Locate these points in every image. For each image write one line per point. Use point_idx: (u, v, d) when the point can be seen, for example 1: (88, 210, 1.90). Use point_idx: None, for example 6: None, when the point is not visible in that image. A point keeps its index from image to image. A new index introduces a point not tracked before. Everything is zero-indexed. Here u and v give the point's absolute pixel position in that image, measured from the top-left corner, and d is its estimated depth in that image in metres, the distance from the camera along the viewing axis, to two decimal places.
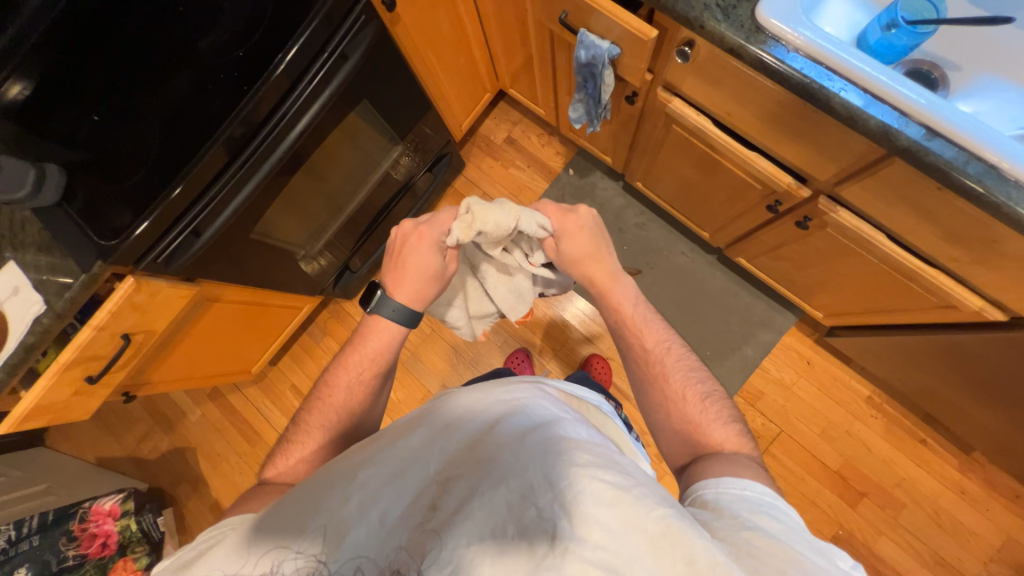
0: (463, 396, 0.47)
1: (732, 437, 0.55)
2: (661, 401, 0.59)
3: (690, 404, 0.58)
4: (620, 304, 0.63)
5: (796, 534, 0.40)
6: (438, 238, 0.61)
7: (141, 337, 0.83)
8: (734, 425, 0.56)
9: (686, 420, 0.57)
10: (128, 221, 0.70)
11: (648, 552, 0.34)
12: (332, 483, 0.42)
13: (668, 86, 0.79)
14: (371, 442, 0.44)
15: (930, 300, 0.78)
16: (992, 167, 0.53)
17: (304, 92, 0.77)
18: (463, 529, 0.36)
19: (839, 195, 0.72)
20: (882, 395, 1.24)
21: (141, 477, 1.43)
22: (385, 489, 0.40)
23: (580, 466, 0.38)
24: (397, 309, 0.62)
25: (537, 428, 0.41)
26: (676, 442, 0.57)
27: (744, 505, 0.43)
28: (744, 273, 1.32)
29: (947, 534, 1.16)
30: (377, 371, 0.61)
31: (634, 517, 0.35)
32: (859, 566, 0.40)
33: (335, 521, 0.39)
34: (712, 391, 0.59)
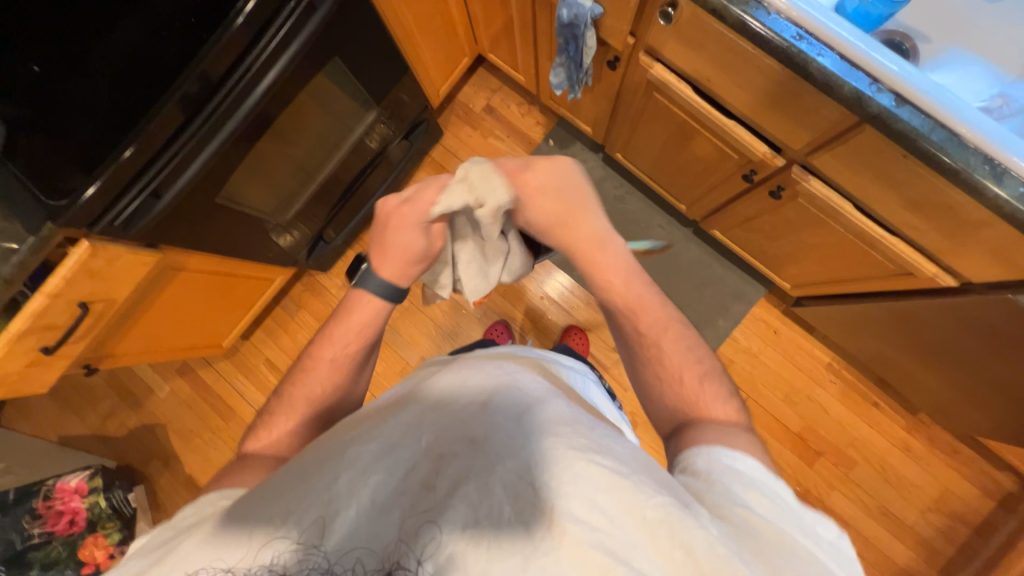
0: (455, 379, 0.46)
1: (728, 412, 0.55)
2: (656, 381, 0.59)
3: (685, 385, 0.57)
4: (609, 280, 0.60)
5: (780, 510, 0.41)
6: (418, 218, 0.61)
7: (100, 306, 0.79)
8: (731, 401, 0.56)
9: (681, 401, 0.56)
10: (78, 181, 0.66)
11: (646, 537, 0.33)
12: (319, 462, 0.38)
13: (650, 50, 0.78)
14: (359, 424, 0.42)
15: (890, 267, 0.82)
16: (954, 135, 0.56)
17: (268, 45, 0.72)
18: (458, 513, 0.34)
19: (811, 164, 0.74)
20: (841, 362, 1.32)
21: (109, 454, 1.39)
22: (376, 465, 0.37)
23: (577, 449, 0.37)
24: (382, 284, 0.61)
25: (532, 409, 0.41)
26: (668, 419, 0.58)
27: (734, 477, 0.44)
28: (718, 246, 1.36)
29: (892, 487, 1.26)
30: (363, 342, 0.60)
31: (632, 503, 0.34)
32: (844, 535, 0.42)
33: (322, 502, 0.35)
34: (709, 368, 0.58)
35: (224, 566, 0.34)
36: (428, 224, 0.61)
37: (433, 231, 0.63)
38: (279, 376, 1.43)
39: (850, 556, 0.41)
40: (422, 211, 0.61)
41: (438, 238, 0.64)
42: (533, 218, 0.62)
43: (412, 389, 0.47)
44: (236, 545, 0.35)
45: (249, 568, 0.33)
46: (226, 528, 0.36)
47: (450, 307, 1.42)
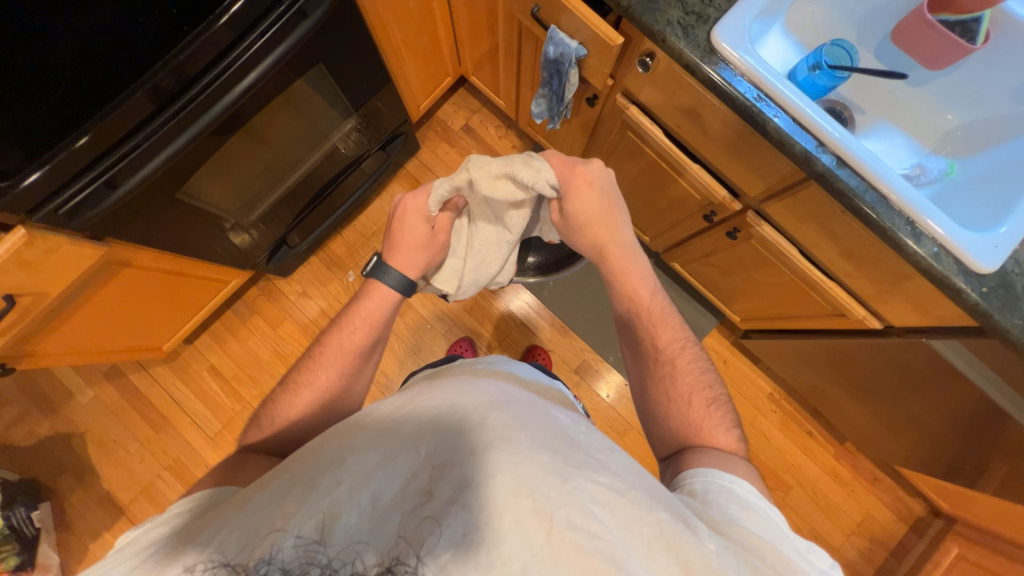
0: (457, 389, 0.47)
1: (731, 442, 0.57)
2: (664, 398, 0.62)
3: (694, 407, 0.60)
4: (637, 291, 0.66)
5: (774, 531, 0.44)
6: (425, 208, 0.63)
7: (30, 300, 0.72)
8: (734, 432, 0.58)
9: (687, 421, 0.59)
10: (18, 165, 0.60)
11: (642, 551, 0.36)
12: (321, 466, 0.39)
13: (627, 93, 0.83)
14: (361, 429, 0.43)
15: (827, 308, 0.90)
16: (883, 197, 0.63)
17: (252, 45, 0.70)
18: (458, 519, 0.35)
19: (764, 210, 0.82)
20: (781, 393, 1.42)
21: (10, 466, 1.23)
22: (377, 471, 0.38)
23: (576, 465, 0.39)
24: (394, 274, 0.63)
25: (534, 422, 0.43)
26: (670, 437, 0.60)
27: (730, 496, 0.47)
28: (676, 277, 1.44)
29: (821, 512, 1.35)
30: (370, 330, 0.62)
31: (629, 518, 0.37)
32: (835, 565, 0.45)
33: (323, 505, 0.36)
34: (717, 396, 0.62)
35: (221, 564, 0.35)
36: (433, 216, 0.64)
37: (438, 223, 0.66)
38: (223, 385, 1.33)
39: None
40: (426, 201, 0.63)
41: (442, 228, 0.67)
42: (574, 211, 0.64)
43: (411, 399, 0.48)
44: (233, 544, 0.36)
45: (251, 565, 0.35)
46: (223, 525, 0.38)
47: (415, 321, 1.40)
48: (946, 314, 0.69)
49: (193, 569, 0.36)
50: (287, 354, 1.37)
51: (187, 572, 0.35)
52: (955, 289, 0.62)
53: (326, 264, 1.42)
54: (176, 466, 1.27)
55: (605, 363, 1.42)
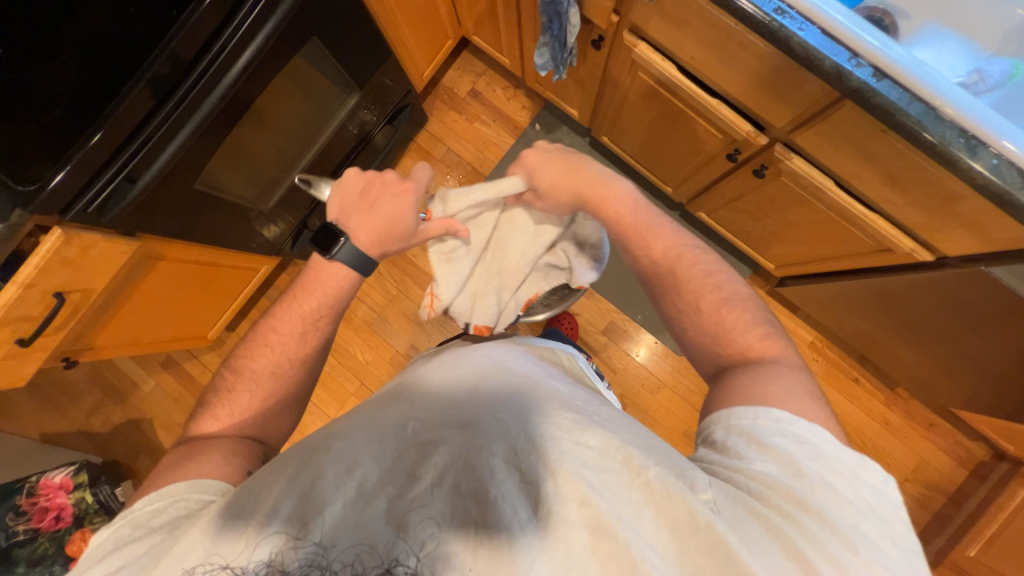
0: (446, 374, 0.50)
1: (760, 341, 0.54)
2: (682, 314, 0.59)
3: (705, 312, 0.57)
4: (615, 210, 0.64)
5: (813, 452, 0.42)
6: (417, 195, 0.64)
7: (78, 297, 0.77)
8: (761, 329, 0.55)
9: (710, 335, 0.57)
10: (46, 168, 0.64)
11: (634, 512, 0.37)
12: (304, 461, 0.40)
13: (634, 28, 0.77)
14: (346, 421, 0.45)
15: (870, 244, 0.84)
16: (931, 109, 0.56)
17: (241, 22, 0.70)
18: (447, 499, 0.37)
19: (793, 141, 0.75)
20: (823, 341, 1.35)
21: (94, 450, 1.37)
22: (362, 457, 0.39)
23: (565, 430, 0.41)
24: (347, 255, 0.62)
25: (518, 396, 0.45)
26: (708, 357, 0.57)
27: (751, 438, 0.44)
28: (704, 229, 1.37)
29: (871, 461, 1.30)
30: (326, 317, 0.63)
31: (619, 479, 0.38)
32: (888, 480, 0.42)
33: (312, 496, 0.37)
34: (732, 294, 0.59)
35: (227, 564, 0.36)
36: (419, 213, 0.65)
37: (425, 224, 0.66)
38: None
39: (894, 497, 0.42)
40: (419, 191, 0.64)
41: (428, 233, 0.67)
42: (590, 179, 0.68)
43: (396, 391, 0.50)
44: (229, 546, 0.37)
45: (247, 568, 0.36)
46: (204, 533, 0.38)
47: None
48: (1008, 235, 0.62)
49: (193, 570, 0.37)
50: None
51: (187, 573, 0.37)
52: (1019, 206, 0.55)
53: None
54: None
55: (633, 323, 1.39)
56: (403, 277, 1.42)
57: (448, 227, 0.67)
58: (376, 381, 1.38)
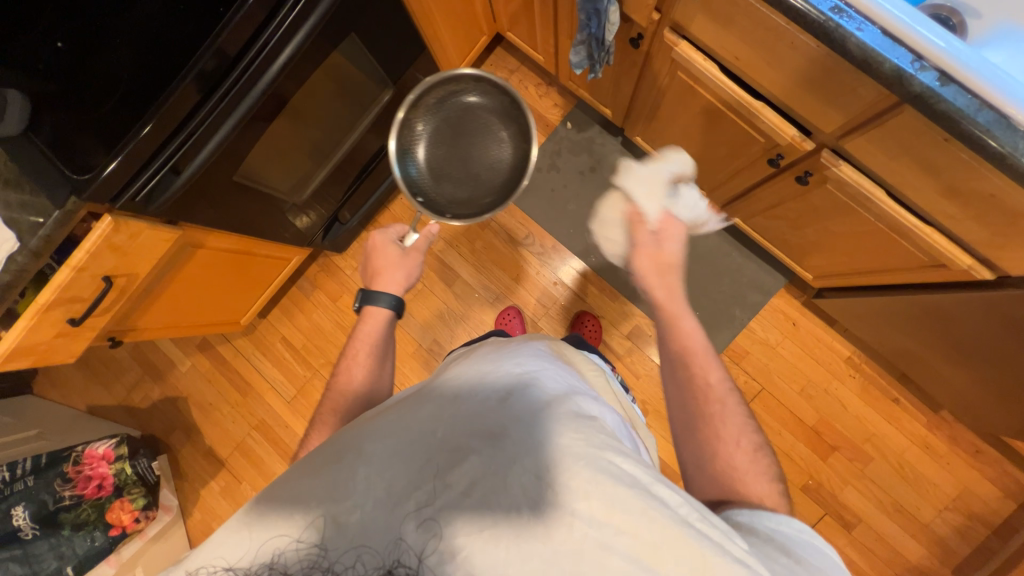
0: (482, 373, 0.50)
1: (772, 493, 0.53)
2: (707, 439, 0.58)
3: (738, 452, 0.57)
4: (682, 324, 0.68)
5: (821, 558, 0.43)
6: (394, 236, 0.87)
7: (124, 281, 0.81)
8: (774, 485, 0.54)
9: (729, 466, 0.56)
10: (100, 158, 0.67)
11: (666, 538, 0.36)
12: (336, 457, 0.42)
13: (676, 27, 0.75)
14: (377, 419, 0.46)
15: (921, 259, 0.79)
16: (1004, 118, 0.52)
17: (285, 19, 0.71)
18: (474, 511, 0.37)
19: (842, 148, 0.71)
20: (861, 356, 1.28)
21: (134, 424, 1.45)
22: (390, 462, 0.41)
23: (597, 449, 0.40)
24: (382, 298, 0.79)
25: (549, 407, 0.44)
26: (712, 486, 0.56)
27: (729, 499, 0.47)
28: (738, 234, 1.32)
29: (907, 485, 1.24)
30: (374, 348, 0.74)
31: (653, 502, 0.36)
32: None
33: (340, 496, 0.39)
34: (761, 447, 0.58)
35: (228, 565, 0.38)
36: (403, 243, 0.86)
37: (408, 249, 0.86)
38: (295, 355, 1.46)
39: None
40: (394, 233, 0.88)
41: (413, 252, 0.85)
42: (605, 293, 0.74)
43: (428, 387, 0.50)
44: (242, 546, 0.38)
45: (250, 567, 0.37)
46: (221, 532, 0.40)
47: (463, 290, 1.42)
48: None
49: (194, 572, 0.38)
50: (347, 325, 1.46)
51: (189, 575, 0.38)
52: None
53: None
54: (262, 426, 1.43)
55: None
56: (428, 272, 1.43)
57: (425, 236, 0.86)
58: (399, 373, 1.40)
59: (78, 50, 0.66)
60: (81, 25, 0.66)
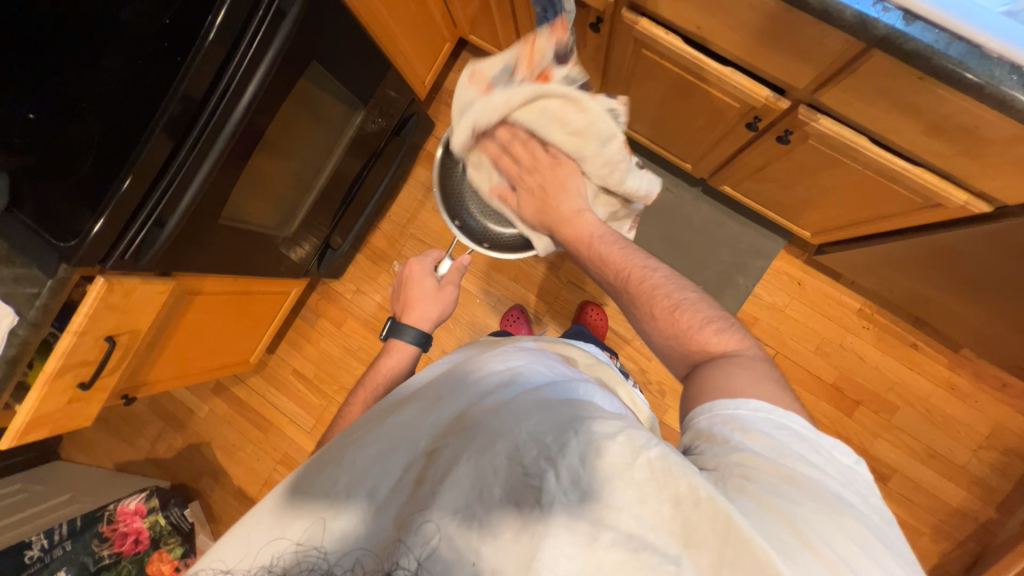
0: (461, 374, 0.53)
1: (724, 341, 0.56)
2: (644, 322, 0.62)
3: (662, 317, 0.60)
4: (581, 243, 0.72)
5: (786, 448, 0.45)
6: (428, 266, 0.88)
7: (127, 338, 0.82)
8: (715, 327, 0.57)
9: (673, 338, 0.59)
10: (84, 220, 0.68)
11: (635, 497, 0.39)
12: (323, 468, 0.45)
13: (633, 4, 0.73)
14: (360, 429, 0.48)
15: (916, 201, 0.77)
16: (975, 47, 0.50)
17: (242, 58, 0.71)
18: (449, 498, 0.39)
19: (818, 101, 0.69)
20: (873, 306, 1.26)
21: (163, 475, 1.46)
22: (374, 466, 0.43)
23: (568, 426, 0.42)
24: (409, 334, 0.79)
25: (521, 394, 0.46)
26: (679, 359, 0.59)
27: (735, 426, 0.47)
28: (729, 202, 1.30)
29: (938, 429, 1.22)
30: (391, 380, 0.74)
31: (621, 464, 0.39)
32: (860, 461, 0.47)
33: (328, 504, 0.41)
34: (686, 298, 0.60)
35: (229, 569, 0.40)
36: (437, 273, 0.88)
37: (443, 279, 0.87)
38: (309, 385, 1.47)
39: (865, 476, 0.46)
40: (427, 262, 0.89)
41: (448, 282, 0.87)
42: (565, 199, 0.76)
43: (409, 394, 0.52)
44: (246, 553, 0.40)
45: (249, 568, 0.39)
46: (229, 543, 0.42)
47: (464, 297, 1.42)
48: None
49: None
50: (356, 348, 1.47)
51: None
52: None
53: (371, 259, 1.49)
54: (287, 460, 1.44)
55: None
56: None
57: (458, 266, 0.88)
58: None
59: (46, 118, 0.67)
60: (47, 95, 0.67)
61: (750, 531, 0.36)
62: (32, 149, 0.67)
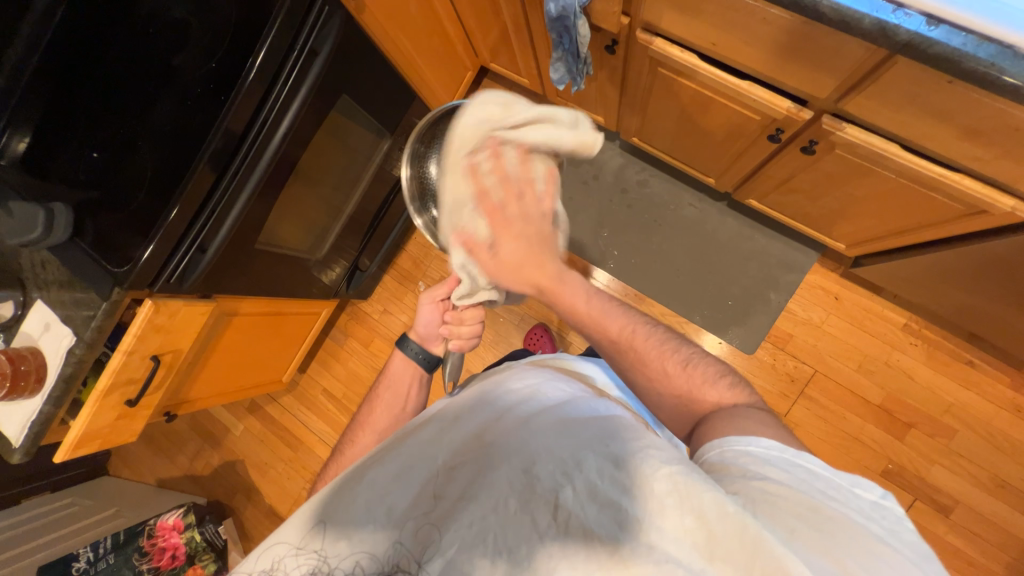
0: (483, 392, 0.55)
1: (725, 394, 0.55)
2: (648, 384, 0.56)
3: (673, 375, 0.56)
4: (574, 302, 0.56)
5: (807, 483, 0.43)
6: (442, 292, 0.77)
7: (170, 357, 0.87)
8: (724, 381, 0.57)
9: (675, 392, 0.56)
10: (136, 248, 0.74)
11: (655, 510, 0.37)
12: (343, 481, 0.46)
13: (647, 26, 0.75)
14: (381, 447, 0.50)
15: (958, 209, 0.73)
16: (1006, 47, 0.48)
17: (278, 96, 0.77)
18: (466, 515, 0.41)
19: (842, 110, 0.68)
20: (921, 322, 1.18)
21: (200, 492, 1.52)
22: (396, 482, 0.45)
23: (584, 441, 0.42)
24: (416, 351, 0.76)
25: (540, 412, 0.48)
26: (679, 419, 0.57)
27: (749, 458, 0.46)
28: (757, 216, 1.27)
29: (1004, 455, 1.11)
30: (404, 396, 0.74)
31: (640, 476, 0.39)
32: (887, 495, 0.44)
33: (346, 517, 0.43)
34: (691, 355, 0.58)
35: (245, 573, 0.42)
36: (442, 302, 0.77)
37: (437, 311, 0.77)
38: (338, 405, 1.50)
39: (896, 513, 0.43)
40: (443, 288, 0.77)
41: (436, 317, 0.77)
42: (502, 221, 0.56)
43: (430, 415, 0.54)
44: (261, 557, 0.43)
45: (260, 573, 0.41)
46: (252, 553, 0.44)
47: (488, 316, 1.43)
48: None
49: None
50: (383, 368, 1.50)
51: None
52: None
53: (398, 280, 1.53)
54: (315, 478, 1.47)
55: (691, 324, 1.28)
56: None
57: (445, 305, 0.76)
58: None
59: (108, 155, 0.74)
60: (111, 138, 0.74)
61: (780, 549, 0.34)
62: (94, 185, 0.74)
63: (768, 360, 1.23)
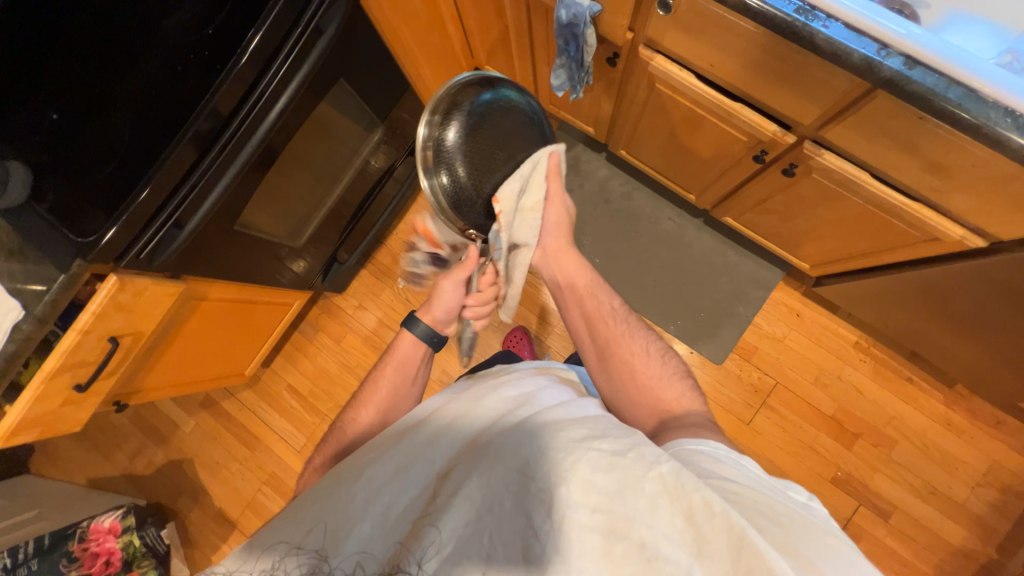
0: (475, 399, 0.54)
1: (683, 395, 0.62)
2: (620, 361, 0.66)
3: (644, 364, 0.65)
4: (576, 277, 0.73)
5: (752, 478, 0.47)
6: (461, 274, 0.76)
7: (130, 340, 0.80)
8: (686, 387, 0.64)
9: (641, 380, 0.64)
10: (99, 223, 0.68)
11: (649, 510, 0.37)
12: (340, 482, 0.46)
13: (650, 42, 0.79)
14: (376, 450, 0.50)
15: (913, 235, 0.81)
16: (970, 91, 0.55)
17: (276, 74, 0.75)
18: (460, 511, 0.40)
19: (823, 138, 0.74)
20: (869, 339, 1.29)
21: (139, 493, 1.39)
22: (393, 481, 0.45)
23: (577, 441, 0.42)
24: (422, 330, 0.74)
25: (535, 417, 0.48)
26: (641, 410, 0.62)
27: (701, 458, 0.48)
28: (730, 234, 1.34)
29: (935, 465, 1.22)
30: (406, 374, 0.72)
31: (633, 478, 0.39)
32: (814, 498, 0.48)
33: (341, 516, 0.42)
34: (665, 356, 0.67)
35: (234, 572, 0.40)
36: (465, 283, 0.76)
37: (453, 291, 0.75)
38: (302, 402, 1.43)
39: (821, 514, 0.47)
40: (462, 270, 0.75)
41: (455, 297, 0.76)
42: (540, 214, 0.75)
43: (422, 419, 0.54)
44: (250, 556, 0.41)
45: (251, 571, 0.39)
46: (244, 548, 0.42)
47: None
48: None
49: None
50: (354, 365, 1.45)
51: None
52: None
53: (376, 275, 1.49)
54: (273, 479, 1.38)
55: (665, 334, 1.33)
56: None
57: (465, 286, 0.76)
58: None
59: (66, 119, 0.66)
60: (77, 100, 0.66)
61: (765, 545, 0.35)
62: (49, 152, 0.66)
63: (734, 370, 1.30)
